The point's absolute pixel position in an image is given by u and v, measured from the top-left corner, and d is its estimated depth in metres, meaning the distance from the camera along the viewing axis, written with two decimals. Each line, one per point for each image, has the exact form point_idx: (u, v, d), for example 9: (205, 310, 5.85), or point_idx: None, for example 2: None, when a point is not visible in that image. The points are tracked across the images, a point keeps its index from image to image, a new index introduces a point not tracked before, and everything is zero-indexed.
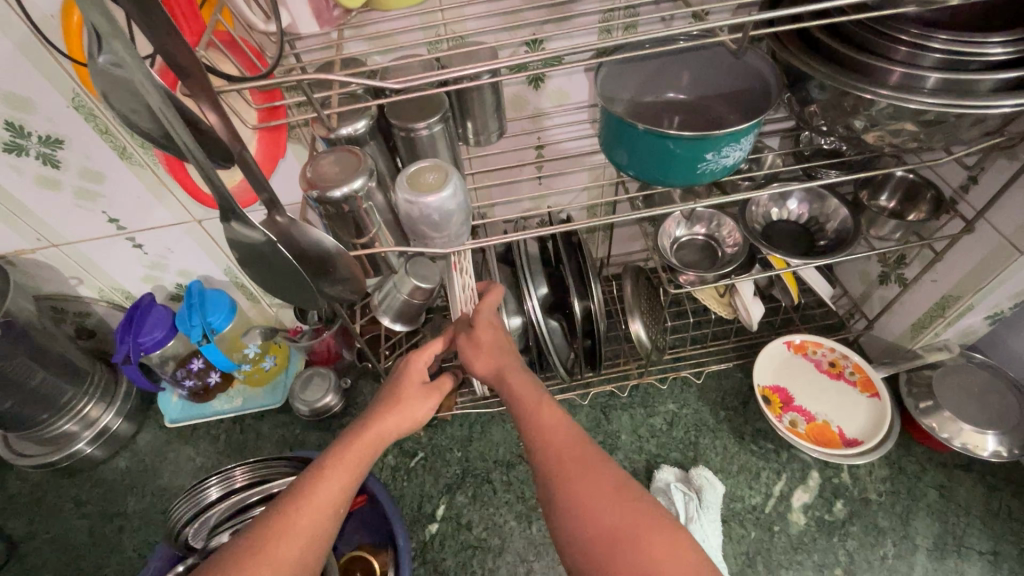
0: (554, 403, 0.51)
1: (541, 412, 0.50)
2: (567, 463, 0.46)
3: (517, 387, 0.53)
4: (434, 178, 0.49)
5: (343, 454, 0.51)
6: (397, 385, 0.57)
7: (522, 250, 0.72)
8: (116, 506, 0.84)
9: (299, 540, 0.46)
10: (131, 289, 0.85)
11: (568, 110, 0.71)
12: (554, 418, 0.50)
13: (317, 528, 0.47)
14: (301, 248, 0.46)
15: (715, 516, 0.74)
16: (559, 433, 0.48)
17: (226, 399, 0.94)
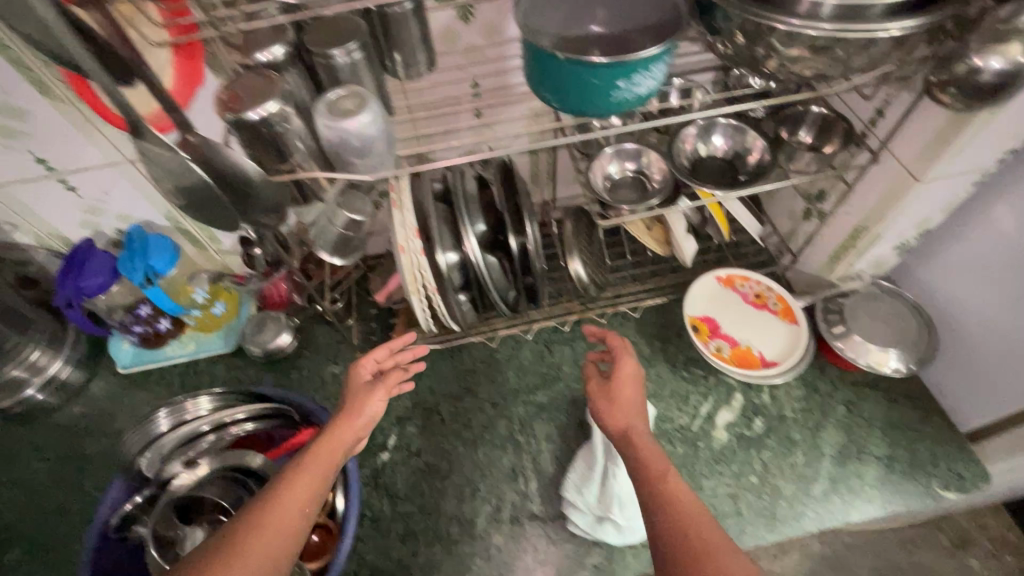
0: (679, 476, 0.57)
1: (656, 459, 0.58)
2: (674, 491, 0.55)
3: (644, 451, 0.60)
4: (352, 105, 0.50)
5: (319, 444, 0.59)
6: (354, 393, 0.66)
7: (460, 186, 0.74)
8: (72, 448, 0.86)
9: (289, 502, 0.53)
10: (70, 234, 0.85)
11: (500, 45, 0.72)
12: (679, 488, 0.55)
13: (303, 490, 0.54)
14: (221, 173, 0.47)
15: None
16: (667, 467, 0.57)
17: (179, 345, 0.94)
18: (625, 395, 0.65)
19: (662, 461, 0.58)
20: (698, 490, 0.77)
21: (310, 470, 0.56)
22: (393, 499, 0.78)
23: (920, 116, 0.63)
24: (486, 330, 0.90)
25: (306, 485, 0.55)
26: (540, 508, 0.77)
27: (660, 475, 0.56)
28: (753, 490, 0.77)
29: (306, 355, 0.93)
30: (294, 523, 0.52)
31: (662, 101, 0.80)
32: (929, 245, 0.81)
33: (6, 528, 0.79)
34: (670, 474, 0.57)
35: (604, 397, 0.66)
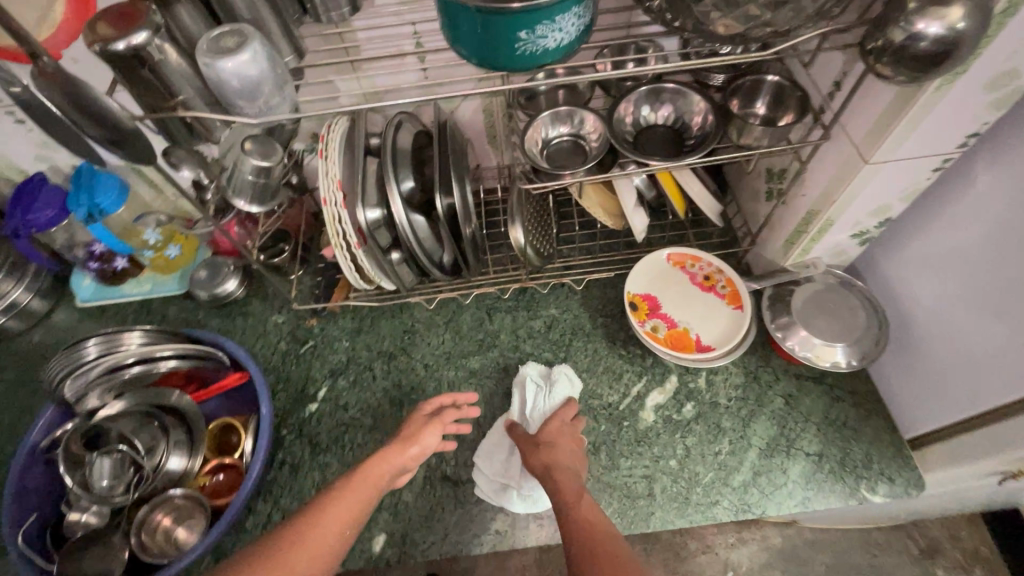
0: (592, 501, 0.62)
1: (569, 484, 0.64)
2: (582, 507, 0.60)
3: (563, 483, 0.64)
4: (233, 43, 0.49)
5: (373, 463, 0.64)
6: (409, 424, 0.71)
7: (392, 142, 0.72)
8: (29, 372, 0.91)
9: (340, 512, 0.59)
10: (27, 167, 0.87)
11: None
12: (589, 508, 0.60)
13: (353, 504, 0.60)
14: None
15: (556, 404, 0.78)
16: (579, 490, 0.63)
17: (136, 284, 0.97)
18: (563, 443, 0.70)
19: (577, 488, 0.63)
20: (613, 469, 0.76)
21: (349, 494, 0.61)
22: (315, 449, 0.80)
23: (872, 90, 0.57)
24: (429, 290, 0.90)
25: (344, 506, 0.60)
26: (454, 471, 0.78)
27: (572, 499, 0.62)
28: (670, 473, 0.75)
29: (254, 303, 0.94)
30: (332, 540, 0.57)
31: (615, 63, 0.75)
32: (892, 235, 0.75)
33: None
34: (581, 497, 0.62)
35: (531, 443, 0.71)
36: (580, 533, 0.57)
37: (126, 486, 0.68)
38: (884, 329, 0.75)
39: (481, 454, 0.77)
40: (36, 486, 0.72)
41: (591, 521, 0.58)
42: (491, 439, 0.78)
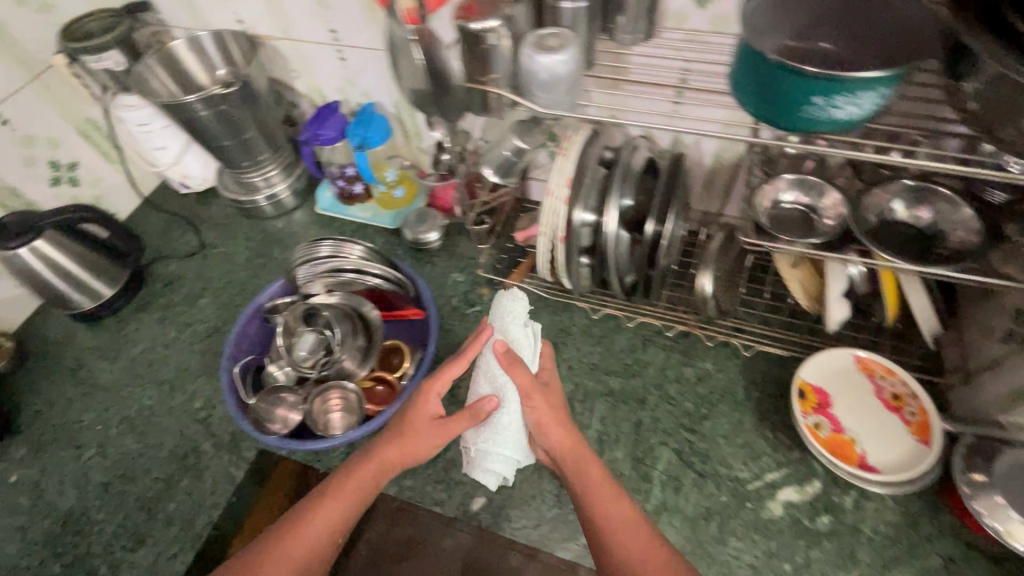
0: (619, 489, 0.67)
1: (593, 472, 0.69)
2: (584, 467, 0.69)
3: (587, 470, 0.69)
4: (556, 44, 0.57)
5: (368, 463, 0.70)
6: (412, 421, 0.71)
7: (626, 159, 0.77)
8: (267, 249, 1.13)
9: (334, 508, 0.67)
10: (328, 95, 1.08)
11: (724, 39, 0.72)
12: (622, 506, 0.66)
13: (349, 501, 0.68)
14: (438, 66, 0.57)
15: (532, 346, 0.77)
16: (578, 444, 0.71)
17: (362, 209, 1.16)
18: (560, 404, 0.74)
19: (607, 479, 0.68)
20: (721, 544, 0.73)
21: (338, 502, 0.68)
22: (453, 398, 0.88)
23: None
24: (596, 300, 0.94)
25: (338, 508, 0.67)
26: None
27: (596, 496, 0.66)
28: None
29: (444, 257, 1.06)
30: (321, 542, 0.66)
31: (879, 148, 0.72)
32: None
33: (210, 281, 1.09)
34: (610, 490, 0.67)
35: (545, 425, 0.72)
36: (591, 499, 0.66)
37: (316, 364, 0.83)
38: None
39: (510, 444, 0.73)
40: (252, 335, 0.90)
41: (594, 490, 0.67)
42: (513, 419, 0.73)
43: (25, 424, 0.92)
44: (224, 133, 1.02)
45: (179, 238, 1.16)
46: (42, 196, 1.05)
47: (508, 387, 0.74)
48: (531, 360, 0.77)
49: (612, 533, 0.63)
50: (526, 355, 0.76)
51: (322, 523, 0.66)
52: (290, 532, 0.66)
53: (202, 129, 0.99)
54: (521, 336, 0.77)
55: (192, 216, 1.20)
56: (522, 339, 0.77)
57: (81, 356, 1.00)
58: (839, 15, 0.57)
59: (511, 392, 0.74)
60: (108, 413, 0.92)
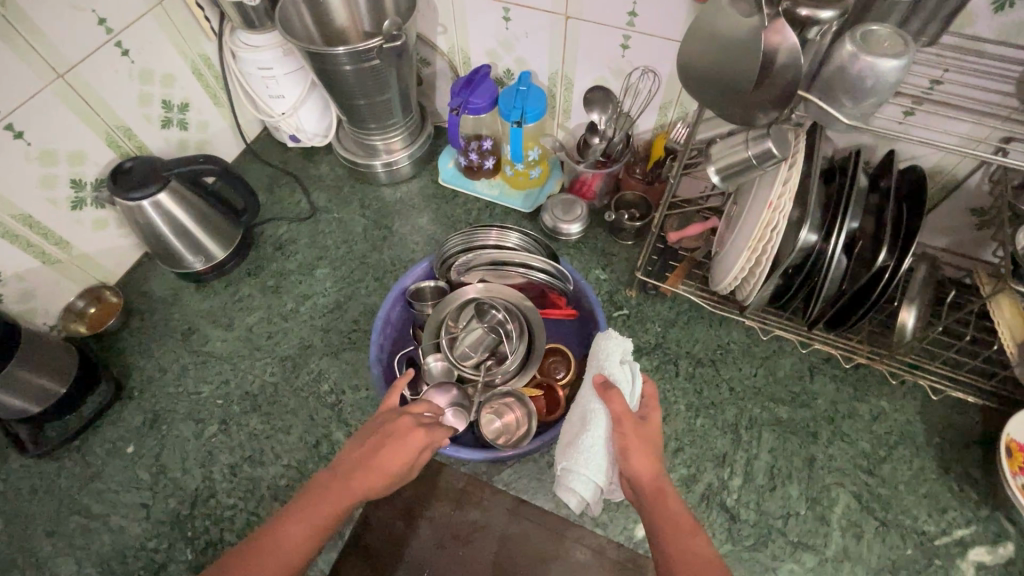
0: (703, 538, 0.54)
1: (676, 511, 0.56)
2: (670, 502, 0.56)
3: (668, 508, 0.56)
4: (889, 46, 0.48)
5: (343, 481, 0.58)
6: (388, 451, 0.59)
7: (857, 176, 0.69)
8: (386, 220, 1.04)
9: (305, 528, 0.55)
10: (473, 57, 0.98)
11: (1007, 52, 0.63)
12: (704, 555, 0.53)
13: (321, 521, 0.56)
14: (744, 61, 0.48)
15: (634, 380, 0.66)
16: (661, 482, 0.57)
17: (488, 185, 1.06)
18: (651, 435, 0.61)
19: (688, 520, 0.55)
20: None
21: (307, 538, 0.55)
22: None
23: None
24: (763, 319, 0.86)
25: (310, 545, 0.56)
26: (734, 504, 0.75)
27: (676, 540, 0.54)
28: None
29: (582, 250, 0.98)
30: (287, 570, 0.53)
31: None
32: None
33: (326, 250, 1.00)
34: (691, 537, 0.54)
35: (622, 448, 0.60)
36: (669, 540, 0.54)
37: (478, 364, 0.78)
38: None
39: (589, 466, 0.62)
40: (395, 321, 0.83)
41: (685, 538, 0.54)
42: (597, 445, 0.62)
43: (137, 390, 0.86)
44: (363, 89, 0.91)
45: (288, 197, 1.07)
46: (152, 139, 0.95)
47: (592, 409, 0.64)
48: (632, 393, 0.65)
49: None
50: (626, 390, 0.65)
51: (292, 542, 0.54)
52: (250, 550, 0.54)
53: (342, 83, 0.89)
54: (619, 370, 0.66)
55: (299, 174, 1.10)
56: (619, 375, 0.65)
57: (192, 320, 0.93)
58: None
59: (595, 414, 0.63)
60: (228, 387, 0.86)
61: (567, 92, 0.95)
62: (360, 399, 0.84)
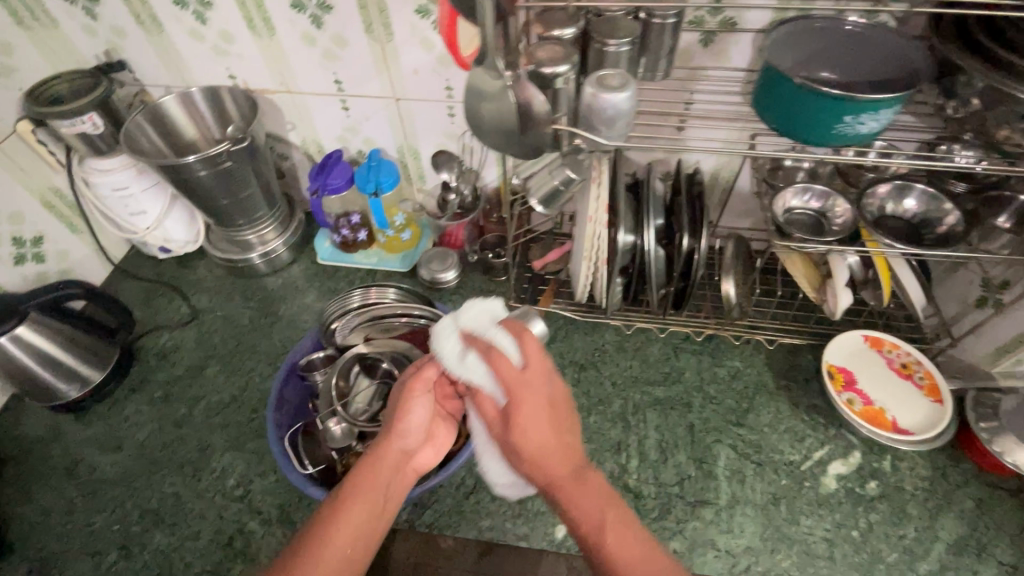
0: (616, 512, 0.55)
1: (581, 502, 0.56)
2: (564, 485, 0.57)
3: (568, 506, 0.56)
4: (617, 82, 0.63)
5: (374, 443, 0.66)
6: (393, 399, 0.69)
7: (653, 184, 0.84)
8: (273, 307, 1.07)
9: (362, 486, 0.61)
10: (326, 144, 1.07)
11: (726, 71, 0.83)
12: (617, 533, 0.54)
13: (373, 476, 0.62)
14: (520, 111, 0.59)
15: (480, 368, 0.64)
16: (554, 477, 0.57)
17: (367, 255, 1.14)
18: (518, 430, 0.59)
19: (589, 506, 0.55)
20: (794, 524, 0.78)
21: (365, 495, 0.60)
22: None
23: None
24: (626, 316, 0.99)
25: (366, 508, 0.59)
26: (636, 484, 0.83)
27: (587, 530, 0.55)
28: (852, 543, 0.77)
29: (462, 294, 1.07)
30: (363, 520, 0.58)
31: (857, 155, 0.86)
32: None
33: (213, 348, 1.01)
34: (602, 524, 0.54)
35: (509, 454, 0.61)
36: (581, 532, 0.55)
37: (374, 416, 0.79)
38: None
39: (501, 471, 0.70)
40: (292, 398, 0.85)
41: (583, 517, 0.55)
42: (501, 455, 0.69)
43: (20, 539, 0.80)
44: (222, 190, 0.96)
45: (166, 307, 1.07)
46: (5, 277, 0.93)
47: (478, 422, 0.68)
48: (484, 384, 0.63)
49: (609, 560, 0.52)
50: (483, 381, 0.63)
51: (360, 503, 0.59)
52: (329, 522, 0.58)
53: (200, 188, 0.94)
54: (464, 369, 0.65)
55: (176, 281, 1.11)
56: (467, 372, 0.64)
57: (75, 451, 0.88)
58: (835, 52, 0.69)
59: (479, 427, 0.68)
60: (124, 509, 0.82)
61: (417, 159, 1.06)
62: (270, 483, 0.84)
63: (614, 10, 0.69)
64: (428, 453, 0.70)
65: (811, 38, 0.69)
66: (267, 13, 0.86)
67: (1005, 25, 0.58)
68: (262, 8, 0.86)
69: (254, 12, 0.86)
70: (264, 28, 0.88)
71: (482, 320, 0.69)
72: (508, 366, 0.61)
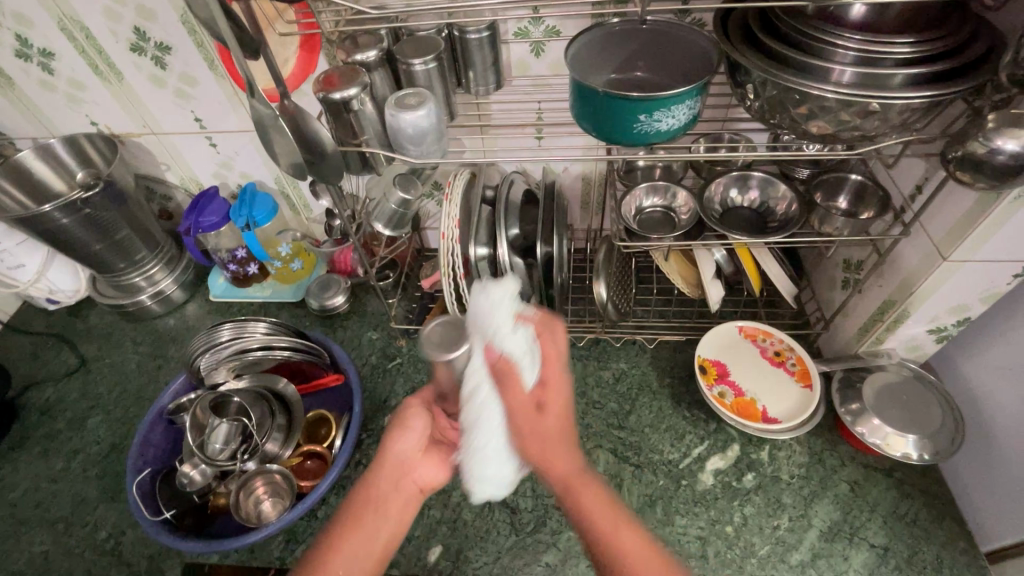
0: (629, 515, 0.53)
1: (598, 508, 0.52)
2: (579, 488, 0.53)
3: (588, 510, 0.52)
4: (414, 102, 0.63)
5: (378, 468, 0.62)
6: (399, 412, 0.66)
7: (506, 195, 0.84)
8: (162, 349, 1.06)
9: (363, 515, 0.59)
10: (204, 181, 1.07)
11: (565, 78, 0.83)
12: (634, 539, 0.51)
13: (374, 512, 0.59)
14: (312, 139, 0.60)
15: (531, 354, 0.52)
16: (580, 474, 0.53)
17: (260, 288, 1.13)
18: (556, 418, 0.53)
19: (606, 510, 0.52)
20: (669, 524, 0.77)
21: (362, 523, 0.58)
22: None
23: (951, 196, 0.64)
24: None
25: (365, 536, 0.57)
26: (513, 498, 0.82)
27: (614, 542, 0.51)
28: (725, 539, 0.76)
29: (354, 319, 1.06)
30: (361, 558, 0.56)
31: (708, 149, 0.87)
32: (988, 337, 0.75)
33: (97, 398, 0.99)
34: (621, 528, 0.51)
35: (537, 442, 0.52)
36: (598, 532, 0.52)
37: (235, 454, 0.79)
38: (958, 411, 0.76)
39: (493, 471, 0.53)
40: (159, 442, 0.84)
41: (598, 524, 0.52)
42: (495, 446, 0.52)
43: None
44: (90, 237, 0.95)
45: (54, 359, 1.05)
46: None
47: (490, 402, 0.50)
48: (529, 372, 0.52)
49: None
50: (526, 367, 0.51)
51: (356, 540, 0.57)
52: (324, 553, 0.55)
53: (63, 237, 0.93)
54: (513, 343, 0.51)
55: (66, 331, 1.10)
56: (513, 347, 0.51)
57: None
58: (642, 52, 0.69)
59: (488, 412, 0.51)
60: None
61: (296, 190, 1.06)
62: (141, 533, 0.82)
63: (425, 30, 0.70)
64: (432, 468, 0.63)
65: (617, 39, 0.68)
66: (109, 58, 0.86)
67: (778, 19, 0.59)
68: (103, 53, 0.86)
69: (97, 58, 0.86)
70: (112, 74, 0.89)
71: (505, 297, 0.53)
72: (557, 358, 0.55)
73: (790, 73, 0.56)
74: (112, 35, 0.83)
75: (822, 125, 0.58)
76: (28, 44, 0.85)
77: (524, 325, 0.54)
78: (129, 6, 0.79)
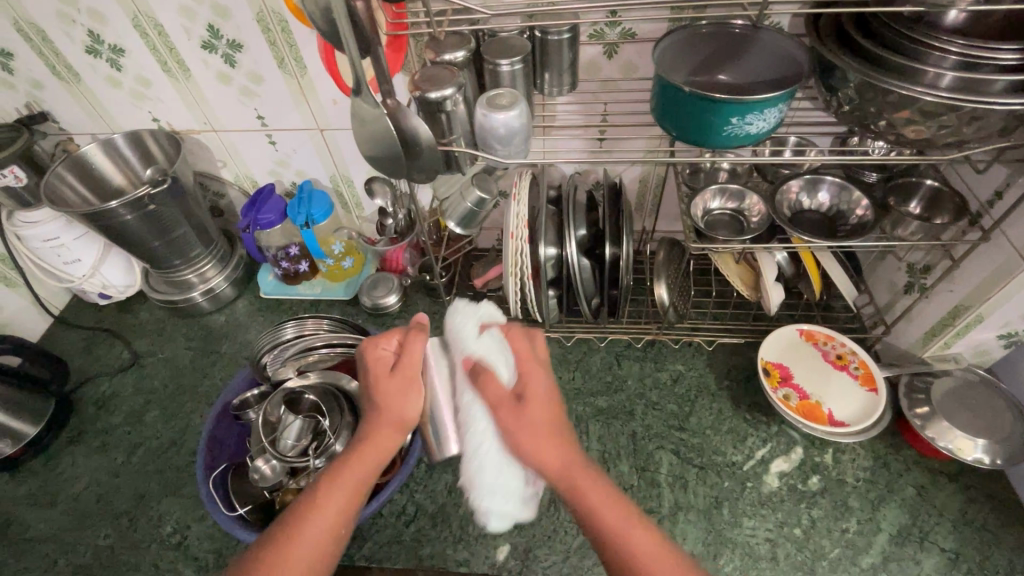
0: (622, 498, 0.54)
1: (597, 496, 0.53)
2: (574, 478, 0.54)
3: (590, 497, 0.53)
4: (507, 102, 0.64)
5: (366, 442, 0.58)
6: (388, 380, 0.60)
7: (573, 196, 0.85)
8: (215, 345, 1.06)
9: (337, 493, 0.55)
10: (258, 178, 1.07)
11: (635, 81, 0.84)
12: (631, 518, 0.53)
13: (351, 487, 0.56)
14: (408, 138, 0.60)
15: (505, 351, 0.59)
16: (570, 460, 0.55)
17: (310, 286, 1.13)
18: (537, 399, 0.56)
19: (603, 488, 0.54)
20: (736, 527, 0.78)
21: (340, 492, 0.56)
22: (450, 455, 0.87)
23: None
24: (566, 329, 0.99)
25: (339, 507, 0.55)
26: None
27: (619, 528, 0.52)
28: (794, 541, 0.76)
29: (406, 317, 1.07)
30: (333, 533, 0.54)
31: (773, 152, 0.87)
32: None
33: (152, 393, 0.99)
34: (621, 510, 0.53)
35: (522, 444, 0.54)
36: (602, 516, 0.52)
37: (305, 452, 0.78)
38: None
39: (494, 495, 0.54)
40: (222, 438, 0.84)
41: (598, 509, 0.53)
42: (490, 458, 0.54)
43: None
44: (151, 233, 0.96)
45: (107, 354, 1.06)
46: None
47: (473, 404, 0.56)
48: (504, 367, 0.58)
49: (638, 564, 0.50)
50: (499, 363, 0.58)
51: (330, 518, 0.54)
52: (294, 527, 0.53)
53: (127, 233, 0.93)
54: (483, 346, 0.59)
55: (117, 326, 1.10)
56: (484, 347, 0.59)
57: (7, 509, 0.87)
58: (728, 55, 0.70)
59: (475, 414, 0.55)
60: (56, 567, 0.80)
61: (352, 189, 1.07)
62: (206, 528, 0.82)
63: (507, 31, 0.71)
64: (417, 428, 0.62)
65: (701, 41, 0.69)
66: (179, 55, 0.87)
67: (878, 25, 0.59)
68: (173, 50, 0.86)
69: (166, 54, 0.87)
70: (179, 70, 0.89)
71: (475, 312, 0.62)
72: (531, 349, 0.61)
73: (890, 77, 0.56)
74: (185, 33, 0.84)
75: (919, 130, 0.59)
76: (99, 40, 0.86)
77: (494, 330, 0.61)
78: (205, 4, 0.80)
